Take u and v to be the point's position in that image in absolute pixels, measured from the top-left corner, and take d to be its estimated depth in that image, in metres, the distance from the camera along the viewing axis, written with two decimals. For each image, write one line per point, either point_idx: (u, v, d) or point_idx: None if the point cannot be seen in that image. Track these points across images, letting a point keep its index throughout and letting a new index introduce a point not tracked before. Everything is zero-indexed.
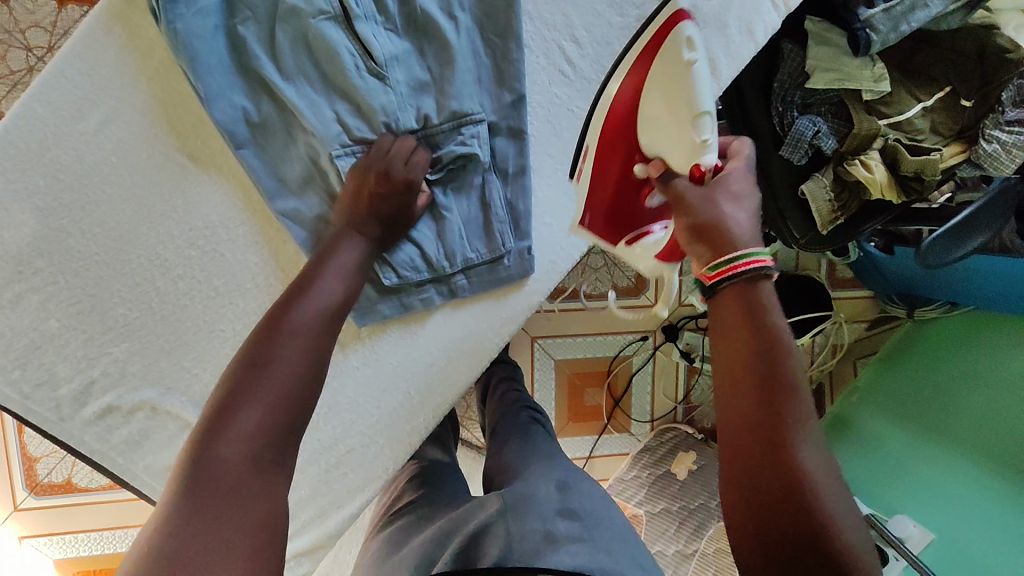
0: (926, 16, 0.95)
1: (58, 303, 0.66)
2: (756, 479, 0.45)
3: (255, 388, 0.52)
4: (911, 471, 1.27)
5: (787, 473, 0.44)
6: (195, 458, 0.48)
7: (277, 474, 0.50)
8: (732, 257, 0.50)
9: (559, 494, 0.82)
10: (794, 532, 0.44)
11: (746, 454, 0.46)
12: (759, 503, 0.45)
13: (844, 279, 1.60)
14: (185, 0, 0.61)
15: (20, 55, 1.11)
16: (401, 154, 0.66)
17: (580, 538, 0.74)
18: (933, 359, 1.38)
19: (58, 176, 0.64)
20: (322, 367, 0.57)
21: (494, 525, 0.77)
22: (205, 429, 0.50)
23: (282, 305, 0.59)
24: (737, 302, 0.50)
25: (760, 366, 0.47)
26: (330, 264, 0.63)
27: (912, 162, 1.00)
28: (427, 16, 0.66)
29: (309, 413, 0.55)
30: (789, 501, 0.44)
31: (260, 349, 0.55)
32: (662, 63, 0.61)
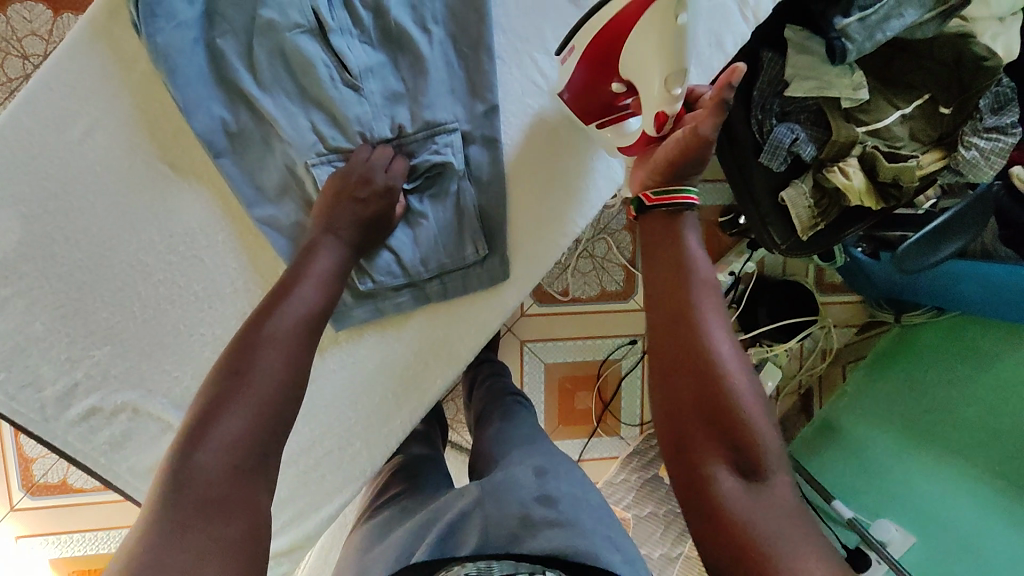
0: (901, 25, 0.96)
1: (43, 306, 0.68)
2: (687, 404, 0.57)
3: (233, 399, 0.54)
4: (896, 475, 1.28)
5: (697, 348, 0.58)
6: (174, 470, 0.49)
7: (257, 482, 0.52)
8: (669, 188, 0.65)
9: (537, 479, 0.82)
10: (701, 393, 0.57)
11: (679, 388, 0.57)
12: (689, 422, 0.56)
13: (831, 284, 1.59)
14: (165, 14, 0.63)
15: (17, 64, 1.13)
16: (381, 161, 0.68)
17: (560, 521, 0.74)
18: (919, 362, 1.38)
19: (43, 184, 0.66)
20: (300, 373, 0.59)
21: (473, 511, 0.78)
22: (184, 441, 0.51)
23: (262, 314, 0.60)
24: (662, 222, 0.65)
25: (688, 314, 0.59)
26: (310, 271, 0.64)
27: (889, 168, 1.01)
28: (401, 29, 0.68)
29: (292, 420, 0.57)
30: (714, 418, 0.56)
31: (240, 358, 0.57)
32: (660, 8, 0.59)
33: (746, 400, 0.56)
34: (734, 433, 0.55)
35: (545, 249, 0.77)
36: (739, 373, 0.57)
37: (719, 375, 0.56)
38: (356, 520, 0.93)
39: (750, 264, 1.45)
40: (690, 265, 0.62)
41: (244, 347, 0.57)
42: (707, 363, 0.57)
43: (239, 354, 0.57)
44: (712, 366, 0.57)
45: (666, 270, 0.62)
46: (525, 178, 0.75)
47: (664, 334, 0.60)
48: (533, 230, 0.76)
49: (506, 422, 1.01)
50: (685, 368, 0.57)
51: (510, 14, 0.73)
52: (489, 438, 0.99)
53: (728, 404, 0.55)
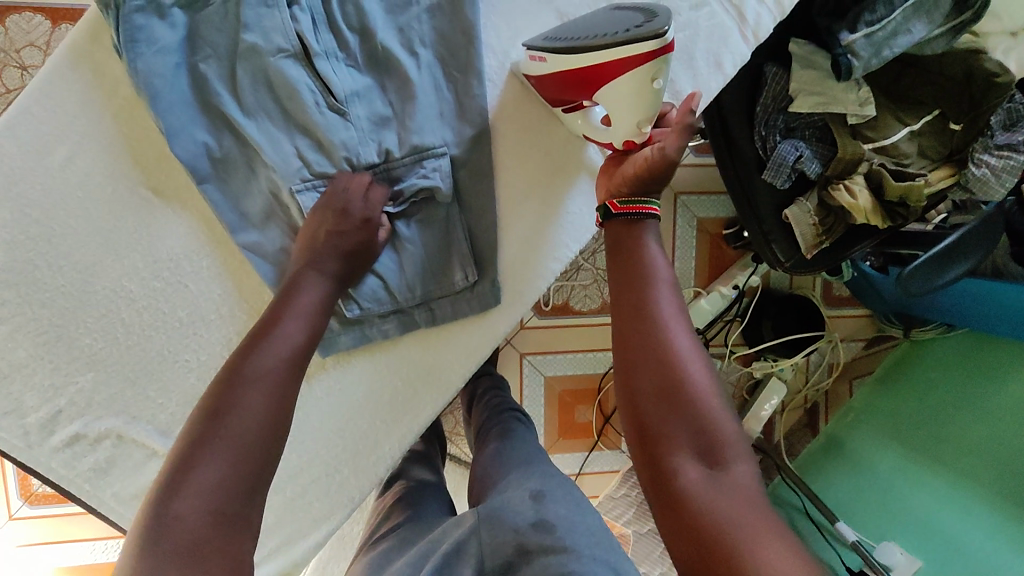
0: (909, 41, 0.94)
1: (26, 333, 0.67)
2: (645, 398, 0.55)
3: (212, 441, 0.53)
4: (902, 496, 1.24)
5: (660, 354, 0.56)
6: (152, 519, 0.48)
7: (239, 530, 0.51)
8: (639, 200, 0.63)
9: (534, 504, 0.78)
10: (666, 395, 0.54)
11: (637, 382, 0.56)
12: (649, 417, 0.54)
13: (839, 297, 1.54)
14: (146, 39, 0.62)
15: (15, 75, 1.11)
16: (358, 190, 0.67)
17: (555, 548, 0.71)
18: (928, 381, 1.35)
19: (25, 210, 0.65)
20: (285, 410, 0.58)
21: (467, 542, 0.75)
22: (162, 490, 0.50)
23: (245, 351, 0.59)
24: (623, 229, 0.63)
25: (643, 307, 0.58)
26: (297, 304, 0.63)
27: (897, 188, 0.97)
28: (388, 52, 0.67)
29: (275, 463, 0.56)
30: (674, 412, 0.54)
31: (223, 397, 0.56)
32: (634, 79, 0.55)
33: (703, 391, 0.54)
34: (695, 424, 0.53)
35: (536, 273, 0.75)
36: (697, 365, 0.56)
37: (676, 366, 0.55)
38: (359, 547, 0.91)
39: (755, 278, 1.41)
40: (645, 259, 0.61)
41: (226, 387, 0.56)
42: (664, 355, 0.56)
43: (222, 393, 0.56)
44: (668, 359, 0.55)
45: (621, 264, 0.61)
46: (517, 202, 0.74)
47: (620, 330, 0.59)
48: (524, 255, 0.74)
49: (503, 442, 0.98)
50: (641, 361, 0.56)
51: (501, 37, 0.72)
52: (488, 454, 0.97)
53: (687, 395, 0.54)
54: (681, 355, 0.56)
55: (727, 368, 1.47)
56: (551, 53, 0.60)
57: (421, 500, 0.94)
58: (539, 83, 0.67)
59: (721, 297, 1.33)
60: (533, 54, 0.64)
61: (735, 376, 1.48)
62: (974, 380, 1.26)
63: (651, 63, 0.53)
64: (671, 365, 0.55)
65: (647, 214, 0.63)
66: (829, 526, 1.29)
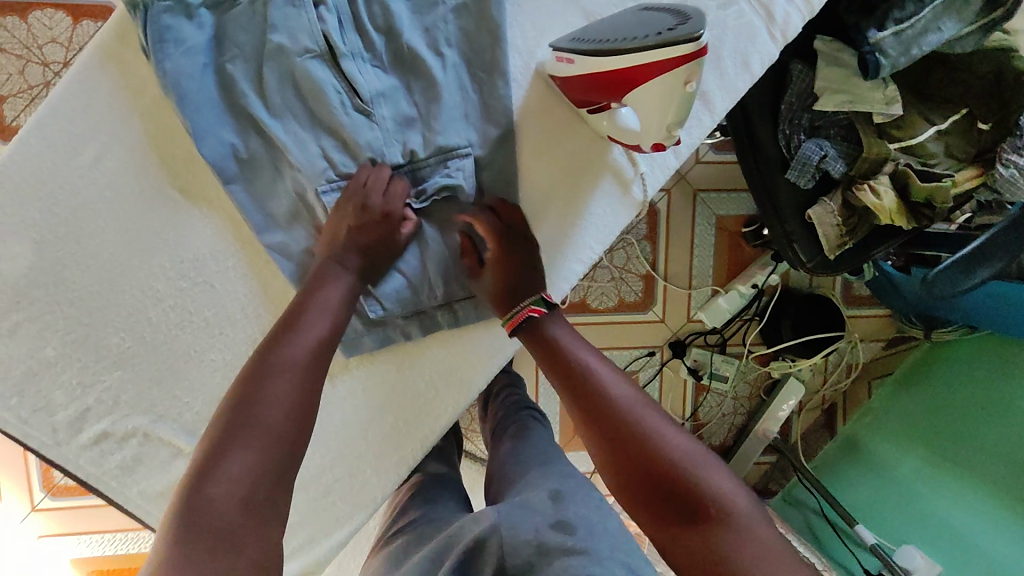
0: (938, 40, 0.92)
1: (54, 331, 0.67)
2: (633, 482, 0.58)
3: (241, 433, 0.54)
4: (923, 500, 1.23)
5: (627, 437, 0.60)
6: (183, 509, 0.49)
7: (267, 516, 0.52)
8: (514, 313, 0.69)
9: (553, 503, 0.77)
10: (648, 470, 0.58)
11: (619, 473, 0.59)
12: (644, 498, 0.58)
13: (860, 296, 1.51)
14: (174, 41, 0.62)
15: (36, 71, 1.10)
16: (378, 185, 0.67)
17: (574, 550, 0.70)
18: (948, 380, 1.33)
19: (53, 209, 0.66)
20: (312, 402, 0.58)
21: (489, 539, 0.73)
22: (193, 479, 0.51)
23: (272, 345, 0.60)
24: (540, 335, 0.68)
25: (599, 398, 0.62)
26: (322, 297, 0.64)
27: (923, 189, 0.97)
28: (414, 52, 0.67)
29: (303, 450, 0.57)
30: (668, 484, 0.57)
31: (250, 390, 0.56)
32: (663, 84, 0.54)
33: (678, 451, 0.58)
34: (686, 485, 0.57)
35: (558, 276, 0.75)
36: (666, 432, 0.60)
37: (647, 444, 0.59)
38: (373, 543, 0.92)
39: (774, 278, 1.39)
40: (575, 352, 0.66)
41: (253, 379, 0.57)
42: (632, 436, 0.60)
43: (249, 384, 0.57)
44: (639, 440, 0.59)
45: (559, 363, 0.66)
46: (541, 205, 0.74)
47: (586, 429, 0.62)
48: (546, 258, 0.74)
49: (520, 442, 0.97)
50: (614, 452, 0.60)
51: (527, 37, 0.71)
52: (505, 454, 0.96)
53: (665, 458, 0.58)
54: (646, 427, 0.60)
55: (745, 368, 1.45)
56: (581, 54, 0.60)
57: (439, 497, 0.93)
58: (565, 84, 0.66)
59: (739, 295, 1.35)
60: (560, 55, 0.64)
61: (753, 375, 1.46)
62: (993, 377, 1.24)
63: (685, 67, 0.52)
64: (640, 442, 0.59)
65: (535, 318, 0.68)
66: (847, 529, 1.27)
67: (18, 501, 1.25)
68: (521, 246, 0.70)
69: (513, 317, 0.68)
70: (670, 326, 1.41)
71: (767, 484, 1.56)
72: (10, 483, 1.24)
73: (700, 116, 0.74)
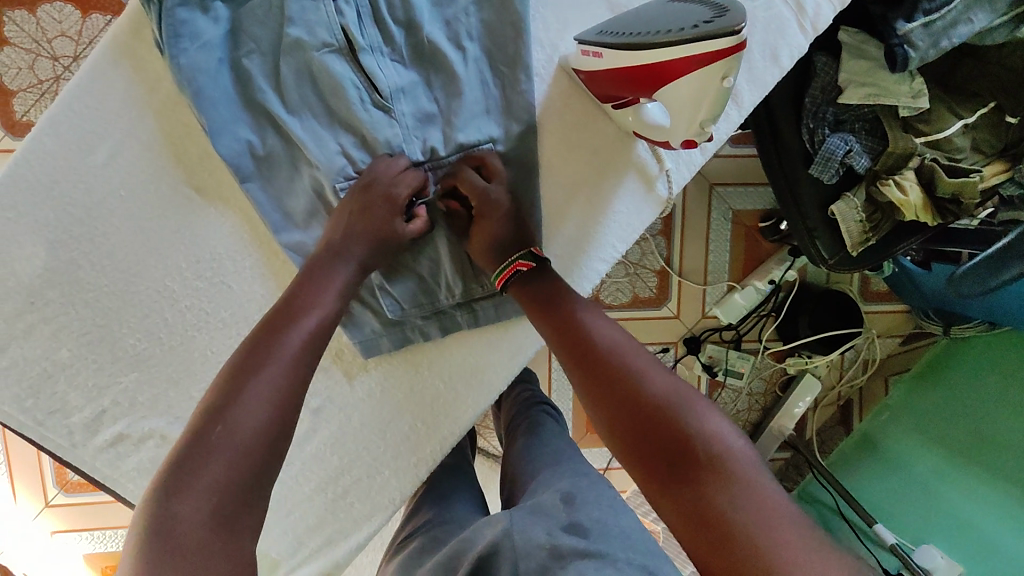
0: (969, 32, 0.88)
1: (69, 333, 0.66)
2: (618, 423, 0.55)
3: (214, 439, 0.49)
4: (941, 499, 1.19)
5: (614, 384, 0.57)
6: (151, 521, 0.45)
7: (241, 527, 0.47)
8: (502, 267, 0.67)
9: (565, 507, 0.74)
10: (636, 416, 0.55)
11: (605, 414, 0.56)
12: (631, 441, 0.54)
13: (878, 292, 1.45)
14: (188, 35, 0.60)
15: (46, 65, 1.09)
16: (388, 173, 0.65)
17: (590, 553, 0.66)
18: (968, 374, 1.29)
19: (66, 208, 0.65)
20: (295, 402, 0.55)
21: (501, 546, 0.71)
22: (160, 488, 0.47)
23: (254, 346, 0.56)
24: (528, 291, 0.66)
25: (588, 344, 0.61)
26: (312, 298, 0.61)
27: (951, 184, 0.94)
28: (434, 46, 0.66)
29: (281, 458, 0.53)
30: (657, 429, 0.53)
31: (227, 394, 0.52)
32: (697, 80, 0.53)
33: (667, 395, 0.55)
34: (675, 429, 0.53)
35: (580, 274, 0.73)
36: (653, 373, 0.57)
37: (633, 384, 0.56)
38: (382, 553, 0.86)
39: (791, 273, 1.36)
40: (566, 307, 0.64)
41: (233, 382, 0.53)
42: (619, 377, 0.57)
43: (227, 387, 0.53)
44: (625, 381, 0.57)
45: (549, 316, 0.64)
46: (563, 202, 0.72)
47: (575, 377, 0.60)
48: (567, 256, 0.73)
49: (532, 440, 0.94)
50: (600, 395, 0.57)
51: (549, 29, 0.70)
52: (518, 454, 0.93)
53: (654, 403, 0.54)
54: (634, 375, 0.57)
55: (760, 364, 1.41)
56: (609, 47, 0.58)
57: (455, 492, 0.90)
58: (590, 78, 0.65)
59: (756, 291, 1.31)
60: (586, 49, 0.62)
61: (768, 372, 1.42)
62: (1011, 369, 1.20)
63: (722, 62, 0.50)
64: (628, 389, 0.56)
65: (522, 272, 0.66)
66: (864, 527, 1.25)
67: (31, 498, 1.25)
68: (503, 224, 0.68)
69: (501, 272, 0.67)
70: (685, 322, 1.38)
71: (781, 481, 1.53)
72: (23, 482, 1.23)
73: (728, 111, 0.72)
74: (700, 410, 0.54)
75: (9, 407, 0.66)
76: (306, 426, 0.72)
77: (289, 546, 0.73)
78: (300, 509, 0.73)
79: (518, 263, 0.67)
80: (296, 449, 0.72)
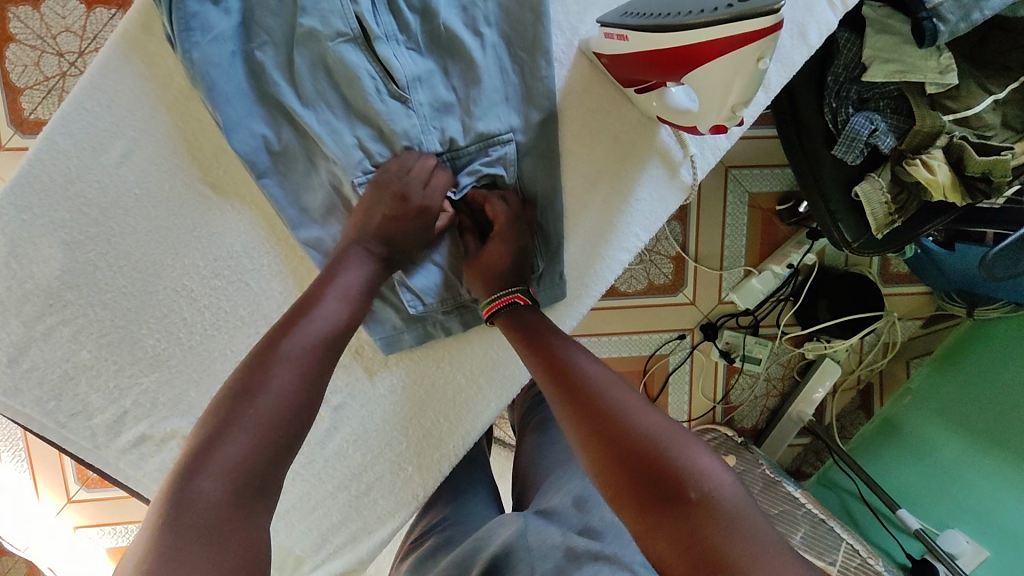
0: (1001, 3, 0.85)
1: (89, 334, 0.65)
2: (609, 465, 0.51)
3: (241, 418, 0.48)
4: (964, 484, 1.15)
5: (603, 413, 0.54)
6: (172, 501, 0.43)
7: (261, 510, 0.46)
8: (495, 296, 0.65)
9: (577, 511, 0.71)
10: (624, 446, 0.51)
11: (596, 455, 0.52)
12: (621, 471, 0.50)
13: (898, 275, 1.40)
14: (200, 28, 0.59)
15: (52, 62, 1.08)
16: (420, 176, 0.63)
17: (603, 555, 0.65)
18: (997, 359, 1.21)
19: (82, 208, 0.64)
20: (313, 398, 0.53)
21: (515, 547, 0.69)
22: (187, 464, 0.45)
23: (284, 327, 0.55)
24: (512, 324, 0.65)
25: (576, 382, 0.57)
26: (340, 283, 0.60)
27: (979, 162, 0.88)
28: (451, 33, 0.64)
29: (302, 442, 0.52)
30: (645, 461, 0.50)
31: (253, 373, 0.51)
32: (728, 64, 0.51)
33: (657, 428, 0.52)
34: (664, 463, 0.50)
35: (602, 265, 0.72)
36: (644, 412, 0.54)
37: (625, 424, 0.53)
38: (399, 550, 0.85)
39: (810, 256, 1.30)
40: (555, 341, 0.62)
41: (258, 366, 0.52)
42: (609, 418, 0.53)
43: (254, 365, 0.52)
44: (617, 420, 0.53)
45: (536, 348, 0.62)
46: (585, 191, 0.71)
47: (561, 405, 0.57)
48: (589, 247, 0.71)
49: (541, 436, 0.87)
50: (590, 435, 0.53)
51: (569, 12, 0.68)
52: (526, 453, 0.88)
53: (643, 436, 0.51)
54: (622, 405, 0.54)
55: (778, 349, 1.38)
56: (634, 30, 0.56)
57: (469, 487, 0.87)
58: (613, 62, 0.63)
59: (774, 276, 1.26)
60: (609, 31, 0.60)
61: (786, 357, 1.39)
62: None
63: (757, 43, 0.48)
64: (616, 417, 0.53)
65: (511, 305, 0.65)
66: (888, 513, 1.23)
67: (55, 494, 1.25)
68: (524, 235, 0.67)
69: (492, 302, 0.65)
70: (701, 307, 1.34)
71: (800, 466, 1.48)
72: (45, 479, 1.24)
73: (759, 95, 0.72)
74: (690, 447, 0.51)
75: (31, 409, 0.65)
76: (328, 423, 0.71)
77: (314, 543, 0.73)
78: (324, 506, 0.72)
79: (511, 298, 0.65)
80: (318, 447, 0.71)
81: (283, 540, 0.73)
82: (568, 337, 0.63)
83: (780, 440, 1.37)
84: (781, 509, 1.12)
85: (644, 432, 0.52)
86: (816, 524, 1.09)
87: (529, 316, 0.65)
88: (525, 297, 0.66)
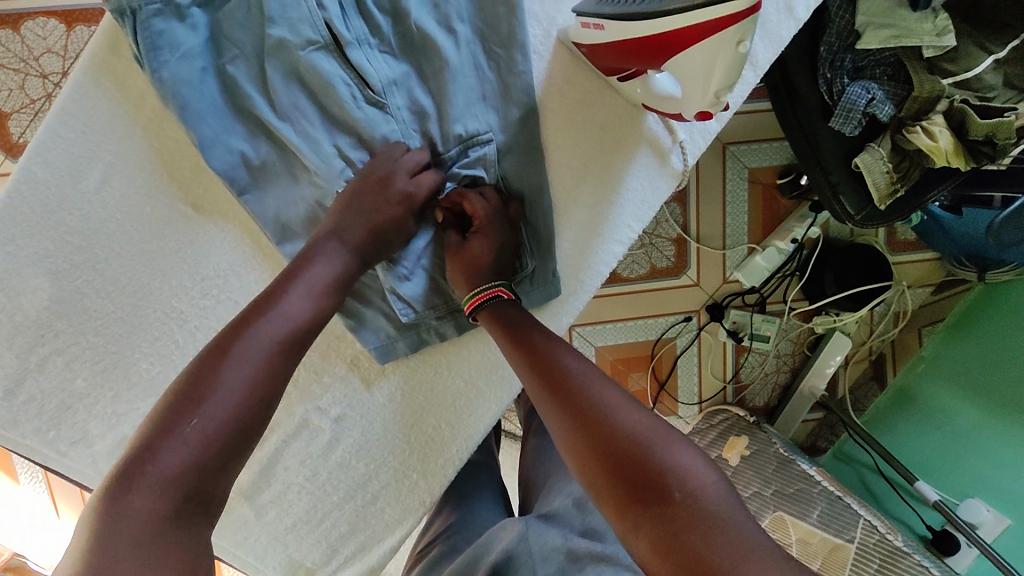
0: None
1: (83, 362, 0.65)
2: (594, 464, 0.50)
3: (183, 426, 0.47)
4: (978, 452, 1.13)
5: (586, 410, 0.53)
6: (104, 513, 0.42)
7: (199, 521, 0.46)
8: (479, 291, 0.64)
9: (579, 512, 0.72)
10: (607, 444, 0.50)
11: (579, 452, 0.51)
12: (604, 470, 0.50)
13: (906, 243, 1.35)
14: (167, 46, 0.57)
15: (37, 84, 1.07)
16: (407, 167, 0.62)
17: (605, 556, 0.66)
18: (1012, 322, 1.17)
19: (65, 238, 0.63)
20: (268, 402, 0.52)
21: (516, 552, 0.68)
22: (121, 474, 0.44)
23: (241, 326, 0.53)
24: (493, 319, 0.63)
25: (559, 377, 0.56)
26: (305, 281, 0.57)
27: (983, 125, 0.84)
28: (424, 33, 0.62)
29: (251, 448, 0.51)
30: (627, 461, 0.49)
31: (199, 378, 0.49)
32: (707, 49, 0.49)
33: (638, 426, 0.51)
34: (647, 464, 0.49)
35: (595, 259, 0.70)
36: (628, 409, 0.52)
37: (608, 421, 0.52)
38: (408, 555, 0.85)
39: (814, 229, 1.27)
40: (539, 336, 0.60)
41: (208, 365, 0.50)
42: (592, 415, 0.52)
43: (201, 368, 0.50)
44: (600, 417, 0.52)
45: (520, 343, 0.60)
46: (573, 186, 0.69)
47: (545, 400, 0.56)
48: (582, 241, 0.70)
49: (544, 436, 0.86)
50: (573, 431, 0.52)
51: (545, 2, 0.67)
52: (530, 452, 0.87)
53: (624, 434, 0.50)
54: (606, 402, 0.53)
55: (786, 325, 1.35)
56: (610, 19, 0.54)
57: (474, 489, 0.86)
58: (593, 51, 0.61)
59: (778, 252, 1.24)
60: (586, 21, 0.59)
61: (795, 332, 1.36)
62: None
63: (735, 26, 0.47)
64: (599, 414, 0.52)
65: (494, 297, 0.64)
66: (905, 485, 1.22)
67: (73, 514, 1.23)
68: (504, 231, 0.66)
69: (477, 295, 0.64)
70: (706, 288, 1.32)
71: (815, 442, 1.45)
72: (64, 501, 1.22)
73: (744, 74, 0.70)
74: (674, 446, 0.50)
75: (32, 440, 0.65)
76: (329, 435, 0.70)
77: (323, 555, 0.73)
78: (330, 519, 0.72)
79: (496, 291, 0.64)
80: (320, 459, 0.70)
81: (293, 554, 0.73)
82: (552, 332, 0.61)
83: (792, 416, 1.36)
84: (796, 488, 1.10)
85: (625, 431, 0.51)
86: (833, 502, 1.08)
87: (518, 310, 0.64)
88: (506, 291, 0.65)
